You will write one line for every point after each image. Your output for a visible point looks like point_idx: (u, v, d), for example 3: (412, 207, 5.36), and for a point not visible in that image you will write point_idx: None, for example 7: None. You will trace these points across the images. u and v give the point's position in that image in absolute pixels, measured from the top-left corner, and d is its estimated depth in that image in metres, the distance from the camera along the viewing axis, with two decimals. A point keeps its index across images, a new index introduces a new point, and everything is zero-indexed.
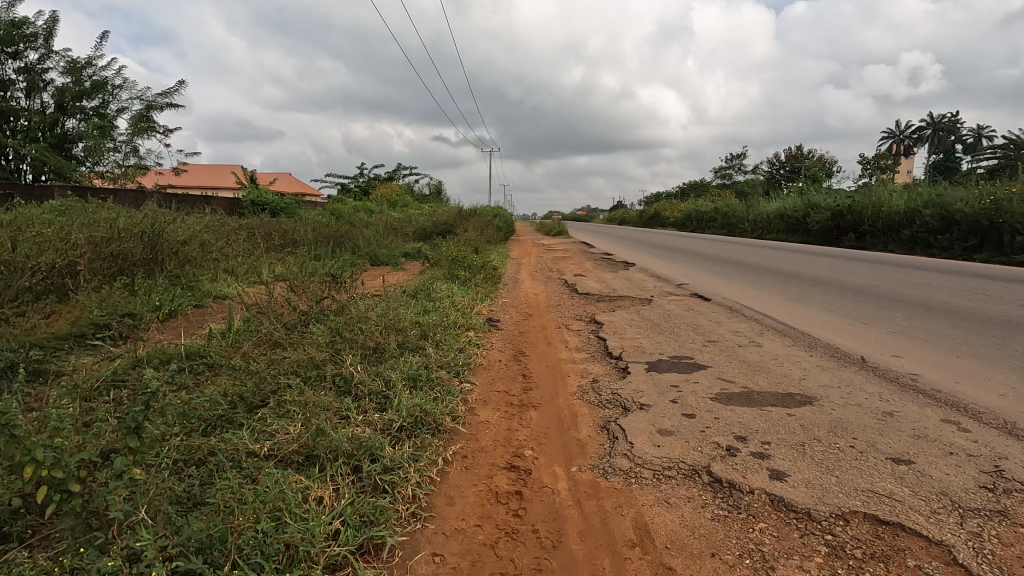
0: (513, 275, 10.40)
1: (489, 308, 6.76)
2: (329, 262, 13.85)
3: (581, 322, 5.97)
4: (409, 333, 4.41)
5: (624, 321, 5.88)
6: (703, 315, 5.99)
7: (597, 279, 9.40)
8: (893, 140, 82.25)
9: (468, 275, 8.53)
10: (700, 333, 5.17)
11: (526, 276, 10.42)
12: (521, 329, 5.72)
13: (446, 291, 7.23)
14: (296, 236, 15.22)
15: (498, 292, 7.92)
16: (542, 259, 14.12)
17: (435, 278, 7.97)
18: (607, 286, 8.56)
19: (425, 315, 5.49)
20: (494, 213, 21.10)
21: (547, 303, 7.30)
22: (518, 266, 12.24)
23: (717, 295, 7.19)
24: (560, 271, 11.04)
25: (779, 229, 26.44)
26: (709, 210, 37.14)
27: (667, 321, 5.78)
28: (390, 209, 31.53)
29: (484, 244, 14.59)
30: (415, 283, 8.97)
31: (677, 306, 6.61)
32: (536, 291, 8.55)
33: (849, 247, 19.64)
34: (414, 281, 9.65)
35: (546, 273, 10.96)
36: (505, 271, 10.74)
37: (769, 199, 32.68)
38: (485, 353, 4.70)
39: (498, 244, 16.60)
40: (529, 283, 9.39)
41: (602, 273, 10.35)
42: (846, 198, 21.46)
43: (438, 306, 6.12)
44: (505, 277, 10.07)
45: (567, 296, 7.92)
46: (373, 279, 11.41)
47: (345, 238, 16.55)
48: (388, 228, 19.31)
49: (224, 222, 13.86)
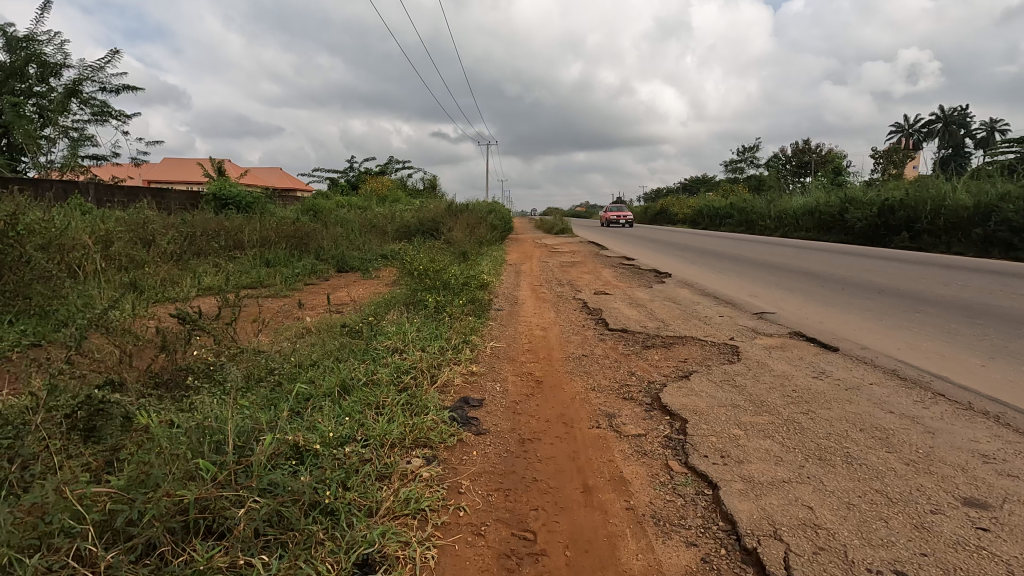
0: (508, 294, 7.57)
1: (470, 365, 3.99)
2: (279, 274, 11.04)
3: (639, 413, 3.16)
4: (222, 542, 1.62)
5: (725, 411, 3.05)
6: (869, 400, 3.17)
7: (632, 302, 6.56)
8: (904, 134, 79.31)
9: (443, 296, 5.69)
10: (918, 465, 2.38)
11: (528, 294, 7.63)
12: (524, 431, 2.92)
13: (397, 329, 4.42)
14: (245, 237, 12.40)
15: (483, 331, 5.09)
16: (546, 267, 11.30)
17: (390, 312, 5.18)
18: (651, 316, 5.74)
19: (322, 421, 2.67)
20: (489, 210, 18.23)
21: (563, 354, 4.49)
22: (516, 276, 9.45)
23: (843, 342, 4.37)
24: (574, 286, 8.27)
25: (808, 227, 23.58)
26: (723, 205, 34.25)
27: (810, 414, 2.96)
28: (376, 203, 28.65)
29: (476, 248, 11.67)
30: (364, 313, 6.13)
31: (795, 367, 3.83)
32: (543, 323, 5.74)
33: (901, 248, 16.81)
34: (370, 306, 6.82)
35: (555, 288, 8.18)
36: (499, 288, 7.89)
37: (792, 193, 29.78)
38: (434, 551, 1.90)
39: (493, 246, 13.84)
40: (532, 309, 6.57)
41: (634, 291, 7.50)
42: (895, 191, 18.61)
43: (371, 380, 3.31)
44: (499, 296, 7.29)
45: (594, 335, 5.11)
46: (325, 299, 8.64)
47: (308, 239, 13.73)
48: (364, 226, 16.43)
49: (149, 217, 11.00)
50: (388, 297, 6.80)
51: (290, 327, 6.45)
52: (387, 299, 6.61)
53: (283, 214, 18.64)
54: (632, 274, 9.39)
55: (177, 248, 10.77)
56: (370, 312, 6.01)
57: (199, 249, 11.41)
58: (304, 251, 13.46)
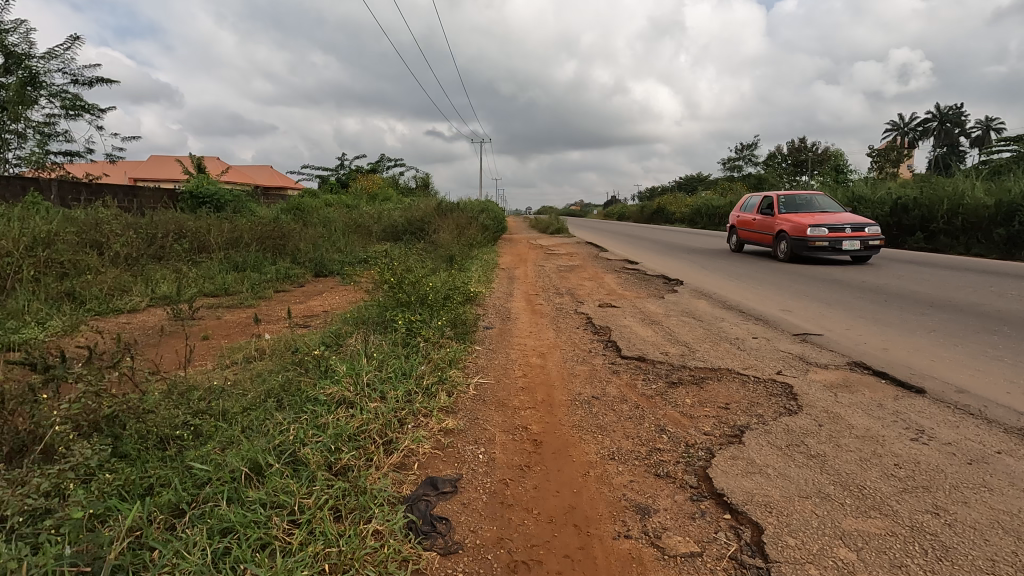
0: (499, 306, 6.60)
1: (444, 419, 2.99)
2: (246, 280, 10.04)
3: (682, 505, 2.19)
4: None
5: (812, 506, 2.08)
6: (1014, 485, 2.20)
7: (644, 318, 5.59)
8: (900, 133, 78.86)
9: (419, 313, 4.68)
10: None
11: (523, 306, 6.65)
12: (516, 547, 1.95)
13: (350, 363, 3.42)
14: (213, 239, 11.34)
15: (465, 362, 4.08)
16: (543, 272, 10.33)
17: (350, 340, 4.18)
18: (670, 337, 4.78)
19: (195, 555, 1.70)
20: (481, 210, 17.20)
21: (566, 395, 3.50)
22: (509, 284, 8.47)
23: (927, 380, 3.40)
24: (574, 296, 7.29)
25: None
26: (722, 204, 33.34)
27: (943, 515, 2.00)
28: (365, 202, 27.58)
29: (466, 251, 10.67)
30: (326, 334, 5.12)
31: (881, 422, 2.85)
32: (539, 346, 4.75)
33: (915, 249, 15.94)
34: (336, 322, 5.82)
35: (552, 299, 7.19)
36: (489, 300, 6.90)
37: (795, 191, 28.88)
38: None
39: (485, 248, 12.86)
40: (527, 326, 5.59)
41: (642, 303, 6.55)
42: (908, 190, 17.70)
43: (297, 455, 2.32)
44: (489, 309, 6.30)
45: (603, 365, 4.13)
46: (292, 312, 7.65)
47: (283, 240, 12.69)
48: (348, 226, 15.39)
49: (101, 217, 9.92)
50: (357, 311, 5.78)
51: (240, 351, 5.45)
52: (356, 314, 5.60)
53: (262, 213, 17.56)
54: (638, 281, 8.43)
55: (132, 252, 9.73)
56: (332, 333, 5.00)
57: (159, 252, 10.37)
58: (279, 254, 12.43)
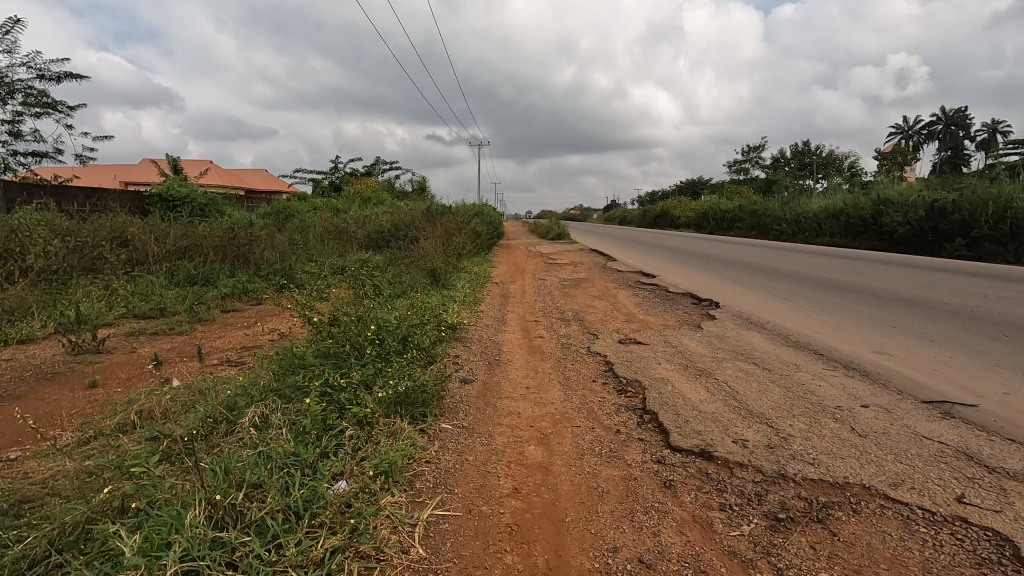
0: (485, 340, 4.99)
1: None
2: (191, 297, 8.46)
3: None
4: None
5: None
6: None
7: (687, 366, 3.99)
8: (904, 135, 77.48)
9: (355, 370, 3.06)
10: None
11: (518, 341, 5.06)
12: None
13: (178, 504, 1.83)
14: (161, 247, 9.74)
15: (417, 469, 2.48)
16: (544, 287, 8.75)
17: (233, 434, 2.57)
18: (738, 407, 3.17)
19: None
20: (475, 214, 15.61)
21: (591, 557, 1.89)
22: (502, 305, 6.88)
23: None
24: (585, 324, 5.70)
25: (833, 232, 21.15)
26: (731, 208, 31.80)
27: None
28: (354, 205, 26.00)
29: (452, 262, 9.09)
30: (225, 397, 3.51)
31: None
32: (539, 419, 3.14)
33: (956, 258, 14.35)
34: (260, 366, 4.21)
35: (557, 328, 5.60)
36: (474, 331, 5.30)
37: (809, 195, 27.31)
38: None
39: (477, 259, 11.28)
40: (520, 376, 3.99)
41: (676, 337, 4.94)
42: (942, 192, 16.18)
43: None
44: (474, 348, 4.70)
45: (643, 467, 2.54)
46: (226, 344, 6.04)
47: (247, 248, 11.11)
48: (326, 233, 13.84)
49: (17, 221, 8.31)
50: (284, 347, 4.16)
51: (115, 418, 3.83)
52: (278, 358, 3.95)
53: (235, 217, 15.95)
54: (660, 303, 6.86)
55: (52, 266, 8.18)
56: (233, 398, 3.37)
57: (91, 265, 8.82)
58: (241, 265, 10.81)
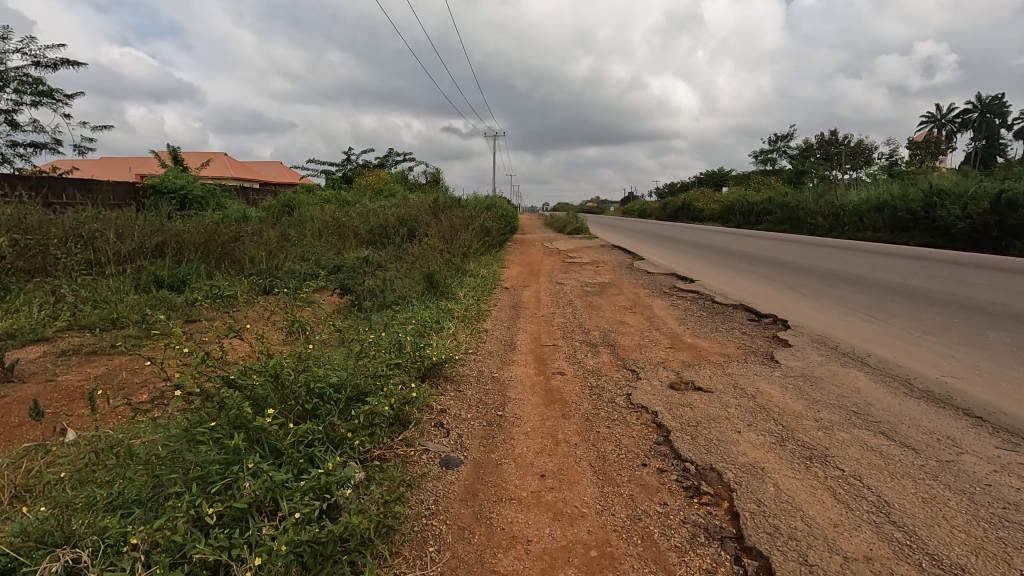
0: (486, 381, 3.71)
1: None
2: (154, 304, 7.32)
3: None
4: None
5: None
6: None
7: (785, 441, 2.65)
8: (937, 125, 74.23)
9: (246, 484, 1.79)
10: None
11: (532, 380, 3.76)
12: None
13: None
14: (128, 246, 8.60)
15: None
16: (564, 292, 7.43)
17: None
18: (908, 548, 1.83)
19: None
20: (485, 207, 14.27)
21: None
22: (513, 320, 5.58)
23: None
24: (620, 352, 4.38)
25: (877, 227, 19.44)
26: (760, 200, 30.03)
27: None
28: (362, 197, 24.85)
29: (456, 264, 7.80)
30: (70, 492, 2.27)
31: None
32: (562, 563, 1.85)
33: None
34: (157, 416, 2.96)
35: (584, 357, 4.28)
36: (471, 365, 4.01)
37: (846, 185, 25.47)
38: None
39: (487, 259, 10.00)
40: (532, 450, 2.70)
41: (750, 379, 3.58)
42: (1010, 182, 14.47)
43: None
44: (470, 396, 3.41)
45: None
46: (165, 367, 4.82)
47: (231, 246, 9.95)
48: (324, 229, 12.69)
49: None
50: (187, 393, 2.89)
51: None
52: (171, 418, 2.70)
53: (230, 210, 14.84)
54: (709, 321, 5.51)
55: None
56: (72, 500, 2.13)
57: (45, 266, 7.72)
58: (223, 264, 9.63)
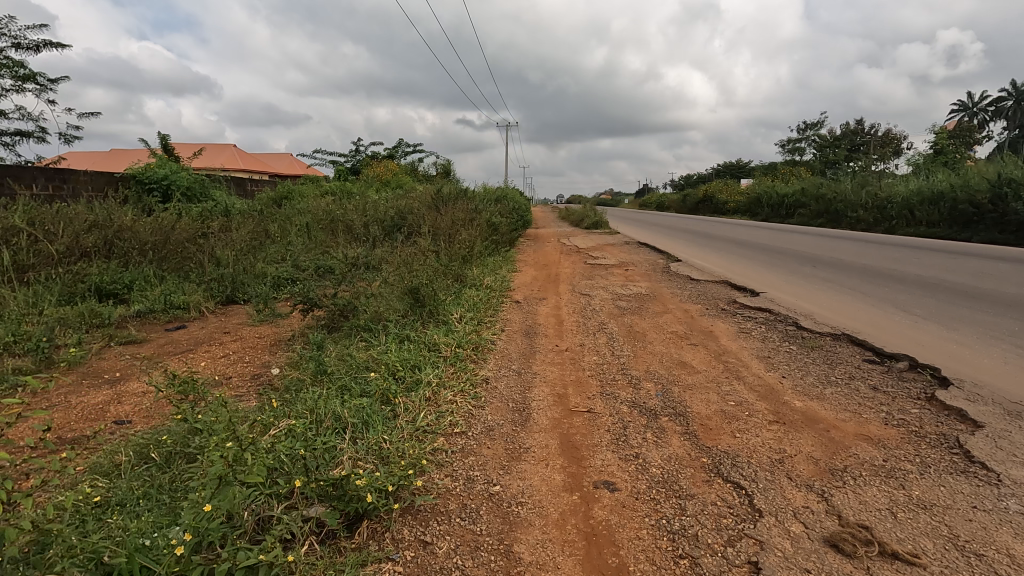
0: (477, 512, 2.06)
1: None
2: (72, 322, 5.76)
3: None
4: None
5: None
6: None
7: None
8: (968, 113, 70.91)
9: None
10: None
11: (563, 508, 2.10)
12: None
13: None
14: (57, 246, 6.98)
15: None
16: (592, 308, 5.75)
17: None
18: None
19: None
20: (494, 200, 12.60)
21: None
22: (524, 359, 3.93)
23: None
24: (695, 433, 2.72)
25: (930, 221, 17.49)
26: (791, 190, 27.89)
27: None
28: (364, 188, 23.25)
29: (453, 272, 6.16)
30: None
31: None
32: None
33: None
34: None
35: (640, 443, 2.62)
36: (454, 468, 2.37)
37: (889, 175, 23.35)
38: None
39: (493, 263, 8.34)
40: None
41: (969, 520, 1.91)
42: None
43: None
44: (448, 564, 1.77)
45: None
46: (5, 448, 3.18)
47: (193, 247, 8.36)
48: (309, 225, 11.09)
49: None
50: None
51: None
52: None
53: (210, 202, 13.27)
54: (811, 365, 3.80)
55: None
56: None
57: None
58: (182, 267, 8.06)
